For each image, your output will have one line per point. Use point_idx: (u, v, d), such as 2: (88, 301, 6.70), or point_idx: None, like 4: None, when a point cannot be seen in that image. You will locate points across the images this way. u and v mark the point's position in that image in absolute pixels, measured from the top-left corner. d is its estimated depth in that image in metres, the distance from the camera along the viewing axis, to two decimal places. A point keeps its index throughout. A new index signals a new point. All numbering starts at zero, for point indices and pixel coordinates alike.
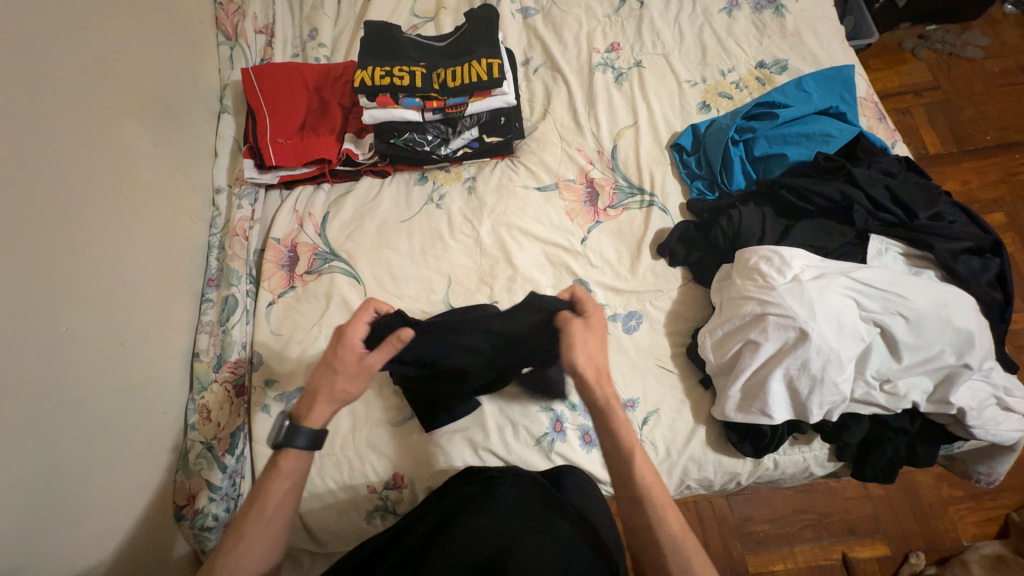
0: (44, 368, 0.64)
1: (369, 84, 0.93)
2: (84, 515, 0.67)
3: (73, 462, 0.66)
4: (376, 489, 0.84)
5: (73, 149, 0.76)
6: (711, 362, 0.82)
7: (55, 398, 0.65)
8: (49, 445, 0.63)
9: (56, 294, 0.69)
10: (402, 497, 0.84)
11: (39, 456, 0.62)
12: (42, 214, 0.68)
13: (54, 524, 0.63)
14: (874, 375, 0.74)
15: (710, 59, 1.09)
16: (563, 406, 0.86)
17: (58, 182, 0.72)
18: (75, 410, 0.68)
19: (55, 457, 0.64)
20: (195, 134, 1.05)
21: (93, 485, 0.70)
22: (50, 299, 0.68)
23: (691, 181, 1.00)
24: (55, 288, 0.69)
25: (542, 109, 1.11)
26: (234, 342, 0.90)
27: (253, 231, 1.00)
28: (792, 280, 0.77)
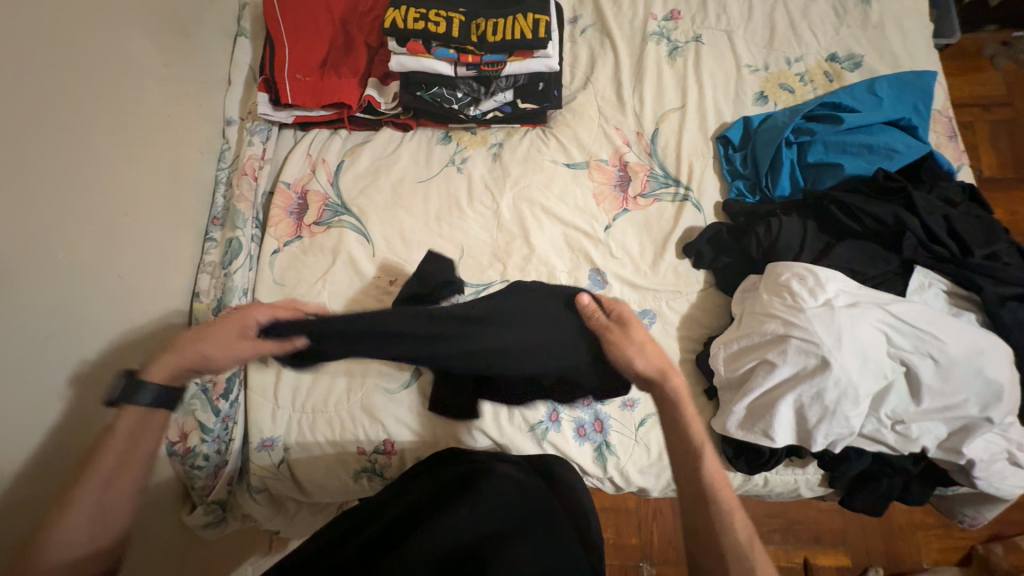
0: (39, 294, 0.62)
1: (400, 26, 0.85)
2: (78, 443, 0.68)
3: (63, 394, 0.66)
4: (365, 450, 0.84)
5: (70, 61, 0.70)
6: (721, 375, 0.79)
7: (50, 327, 0.64)
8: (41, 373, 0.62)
9: (52, 219, 0.65)
10: (391, 463, 0.85)
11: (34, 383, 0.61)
12: (38, 133, 0.64)
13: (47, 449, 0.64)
14: (888, 414, 0.71)
15: (778, 43, 0.98)
16: None
17: (52, 98, 0.66)
18: (67, 341, 0.67)
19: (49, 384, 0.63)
20: (209, 57, 0.98)
21: None
22: (47, 226, 0.65)
23: (731, 179, 0.93)
24: (49, 213, 0.65)
25: (583, 77, 1.02)
26: (235, 288, 0.86)
27: (264, 171, 0.95)
28: (823, 304, 0.73)
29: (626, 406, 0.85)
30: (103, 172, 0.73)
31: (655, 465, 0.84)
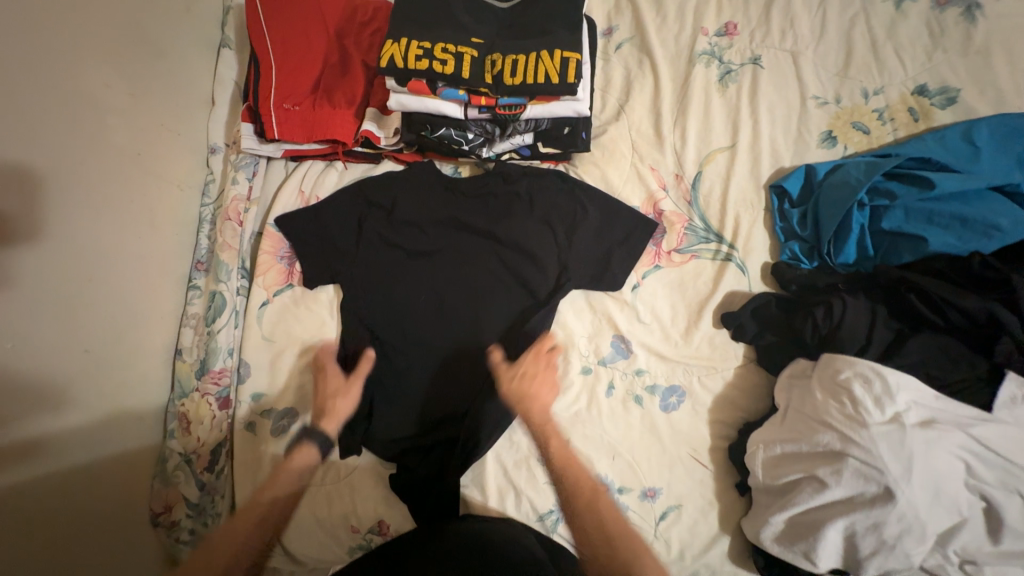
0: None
1: (399, 65, 0.70)
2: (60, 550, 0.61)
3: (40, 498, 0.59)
4: (359, 528, 0.78)
5: (20, 105, 0.58)
6: (758, 479, 0.70)
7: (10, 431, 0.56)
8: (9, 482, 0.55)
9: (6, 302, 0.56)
10: None
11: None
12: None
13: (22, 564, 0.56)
14: (956, 551, 0.61)
15: (854, 70, 0.82)
16: None
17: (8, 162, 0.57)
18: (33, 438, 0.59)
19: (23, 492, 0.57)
20: (187, 76, 0.86)
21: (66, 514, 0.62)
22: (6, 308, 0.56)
23: (785, 239, 0.79)
24: (11, 296, 0.56)
25: (616, 104, 0.87)
26: (219, 349, 0.79)
27: (250, 214, 0.84)
28: (892, 420, 0.61)
29: (646, 496, 0.77)
30: (66, 235, 0.64)
31: (676, 563, 0.76)
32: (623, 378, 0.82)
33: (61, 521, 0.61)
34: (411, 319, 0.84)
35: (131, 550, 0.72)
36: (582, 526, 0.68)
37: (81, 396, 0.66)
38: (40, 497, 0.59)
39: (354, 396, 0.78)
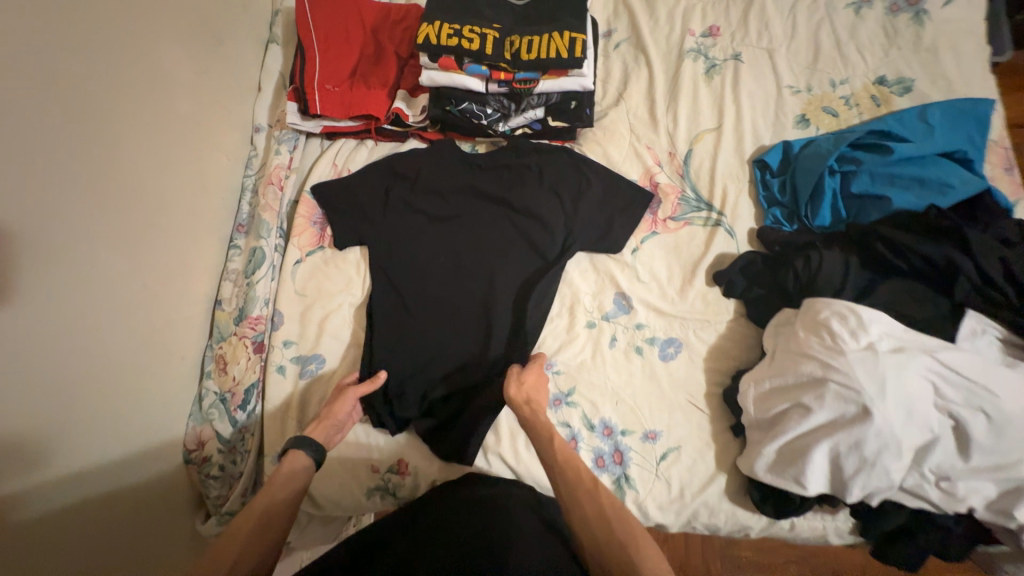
0: (61, 308, 0.62)
1: (433, 42, 0.82)
2: (100, 458, 0.68)
3: (83, 407, 0.65)
4: (378, 469, 0.84)
5: (104, 68, 0.70)
6: (750, 414, 0.76)
7: (72, 337, 0.64)
8: (61, 385, 0.62)
9: (75, 228, 0.65)
10: (403, 483, 0.84)
11: (48, 397, 0.61)
12: (71, 146, 0.65)
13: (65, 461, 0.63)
14: (932, 469, 0.66)
15: (822, 64, 0.94)
16: (581, 425, 0.84)
17: (90, 112, 0.67)
18: (87, 350, 0.66)
19: (73, 397, 0.64)
20: (240, 64, 0.98)
21: (102, 426, 0.69)
22: (78, 233, 0.65)
23: (767, 206, 0.89)
24: (79, 225, 0.65)
25: (615, 93, 0.99)
26: (257, 298, 0.86)
27: (290, 180, 0.94)
28: (866, 348, 0.69)
29: (647, 438, 0.83)
30: (131, 182, 0.73)
31: (676, 501, 0.80)
32: (624, 332, 0.89)
33: (99, 433, 0.68)
34: (432, 277, 0.92)
35: (161, 478, 0.79)
36: (581, 515, 0.63)
37: (127, 326, 0.73)
38: (86, 523, 0.65)
39: (350, 405, 0.81)
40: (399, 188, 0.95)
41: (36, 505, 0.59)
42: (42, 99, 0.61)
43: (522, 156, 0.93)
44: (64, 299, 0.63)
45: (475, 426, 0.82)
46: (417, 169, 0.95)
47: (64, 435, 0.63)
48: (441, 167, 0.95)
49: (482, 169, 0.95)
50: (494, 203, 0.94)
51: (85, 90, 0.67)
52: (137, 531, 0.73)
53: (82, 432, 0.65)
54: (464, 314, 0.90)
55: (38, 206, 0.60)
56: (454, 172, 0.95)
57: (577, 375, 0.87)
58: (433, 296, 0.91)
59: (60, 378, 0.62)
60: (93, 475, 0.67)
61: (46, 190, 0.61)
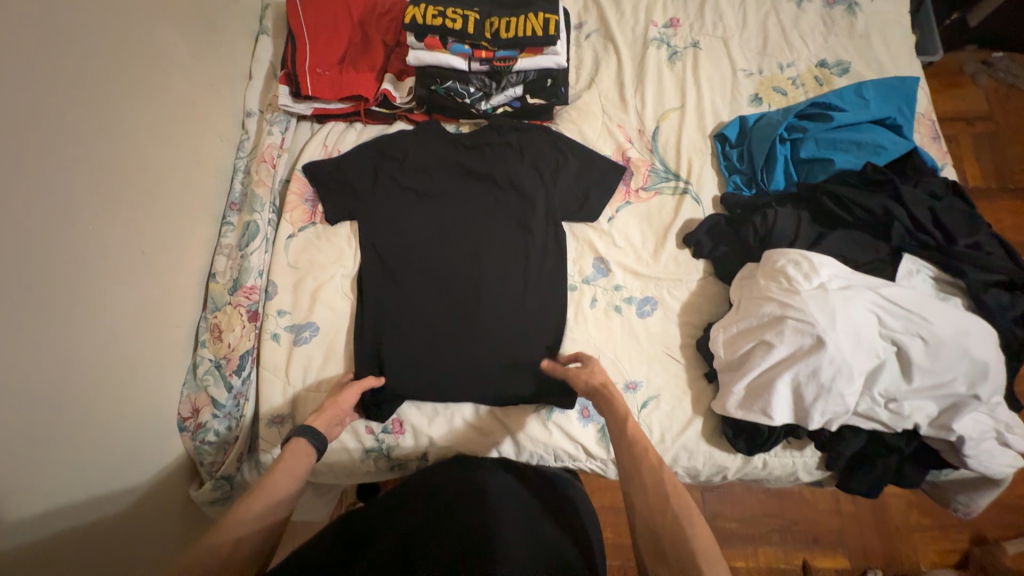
0: (65, 262, 0.65)
1: (420, 22, 0.89)
2: (99, 414, 0.69)
3: (83, 361, 0.67)
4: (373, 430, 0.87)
5: (106, 42, 0.73)
6: (721, 357, 0.82)
7: (74, 291, 0.66)
8: (66, 336, 0.64)
9: (79, 187, 0.67)
10: (398, 444, 0.88)
11: (51, 347, 0.62)
12: (77, 111, 0.68)
13: (65, 412, 0.64)
14: (881, 393, 0.74)
15: (771, 50, 1.05)
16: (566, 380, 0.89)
17: (93, 80, 0.71)
18: (88, 306, 0.68)
19: (76, 350, 0.66)
20: (232, 53, 1.03)
21: (101, 383, 0.69)
22: (81, 192, 0.68)
23: (729, 174, 0.97)
24: (83, 185, 0.68)
25: (587, 78, 1.07)
26: (251, 268, 0.89)
27: (282, 159, 0.99)
28: (818, 287, 0.77)
29: (628, 389, 0.89)
30: (131, 150, 0.77)
31: (657, 446, 0.86)
32: (603, 293, 0.95)
33: (101, 388, 0.69)
34: (421, 250, 0.95)
35: (156, 443, 0.79)
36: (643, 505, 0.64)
37: (126, 288, 0.74)
38: (78, 472, 0.66)
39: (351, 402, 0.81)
40: (387, 164, 0.98)
41: (33, 451, 0.60)
42: (50, 62, 0.64)
43: (504, 132, 0.99)
44: (68, 255, 0.65)
45: (461, 384, 0.88)
46: (403, 148, 0.99)
47: (65, 386, 0.64)
48: (426, 143, 0.99)
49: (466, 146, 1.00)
50: (478, 178, 0.98)
51: (89, 60, 0.70)
52: (127, 492, 0.74)
53: (84, 384, 0.67)
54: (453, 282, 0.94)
55: (43, 161, 0.63)
56: (438, 148, 0.99)
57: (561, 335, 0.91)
58: (424, 266, 0.94)
59: (65, 329, 0.64)
60: (91, 429, 0.68)
61: (54, 147, 0.64)
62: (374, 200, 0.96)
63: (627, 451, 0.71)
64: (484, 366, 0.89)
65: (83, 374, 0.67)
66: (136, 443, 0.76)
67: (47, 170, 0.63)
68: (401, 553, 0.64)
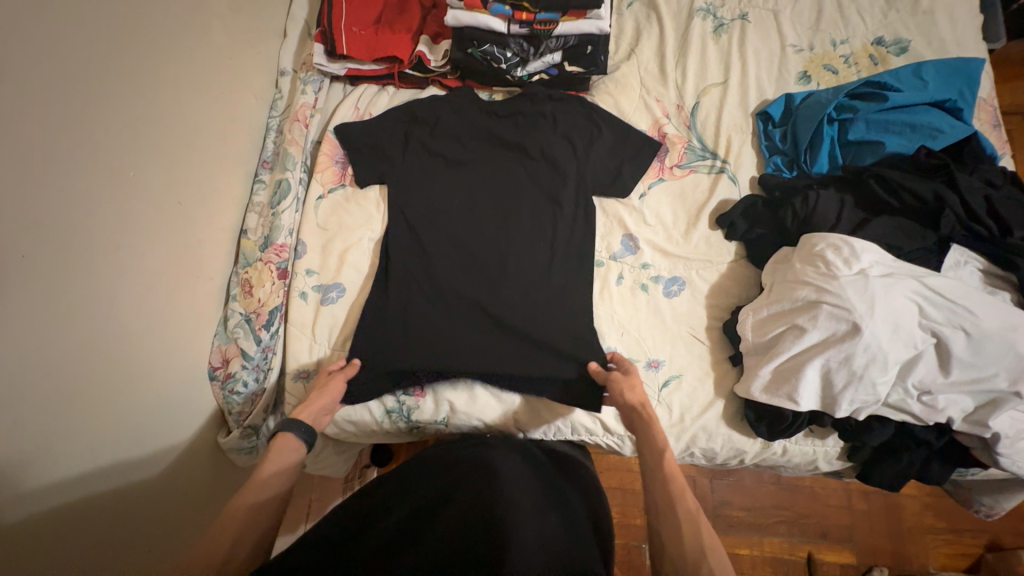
0: (102, 203, 0.66)
1: None
2: (135, 356, 0.72)
3: (121, 304, 0.69)
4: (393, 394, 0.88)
5: None
6: (748, 340, 0.81)
7: (112, 235, 0.68)
8: (103, 276, 0.66)
9: (117, 133, 0.68)
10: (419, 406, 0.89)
11: (90, 287, 0.64)
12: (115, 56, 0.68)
13: (102, 353, 0.66)
14: (915, 384, 0.72)
15: (825, 25, 0.99)
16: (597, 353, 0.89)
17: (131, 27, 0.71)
18: (126, 252, 0.70)
19: (112, 291, 0.68)
20: (268, 10, 1.02)
21: (137, 327, 0.72)
22: (120, 140, 0.69)
23: (769, 154, 0.94)
24: (119, 130, 0.69)
25: (626, 49, 1.04)
26: (282, 227, 0.90)
27: (314, 120, 0.98)
28: (858, 273, 0.74)
29: (650, 367, 0.88)
30: (166, 99, 0.77)
31: (676, 425, 0.85)
32: (630, 271, 0.94)
33: (136, 330, 0.72)
34: (448, 218, 0.95)
35: (189, 388, 0.82)
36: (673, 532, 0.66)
37: (162, 237, 0.76)
38: (116, 411, 0.69)
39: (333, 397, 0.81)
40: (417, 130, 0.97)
41: (74, 383, 0.63)
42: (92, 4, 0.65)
43: (539, 101, 0.97)
44: (104, 196, 0.67)
45: (481, 354, 0.88)
46: (433, 114, 0.97)
47: (102, 326, 0.66)
48: (458, 109, 0.97)
49: (500, 114, 0.98)
50: (510, 149, 0.97)
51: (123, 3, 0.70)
52: (159, 431, 0.77)
53: (120, 324, 0.69)
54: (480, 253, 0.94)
55: (82, 102, 0.64)
56: (471, 116, 0.97)
57: (583, 311, 0.90)
58: (450, 234, 0.94)
59: (101, 270, 0.66)
60: (126, 369, 0.70)
61: (92, 89, 0.65)
62: (405, 169, 0.96)
63: (663, 484, 0.71)
64: (506, 336, 0.89)
65: (118, 315, 0.69)
66: (170, 387, 0.79)
67: (88, 113, 0.64)
68: (414, 521, 0.66)
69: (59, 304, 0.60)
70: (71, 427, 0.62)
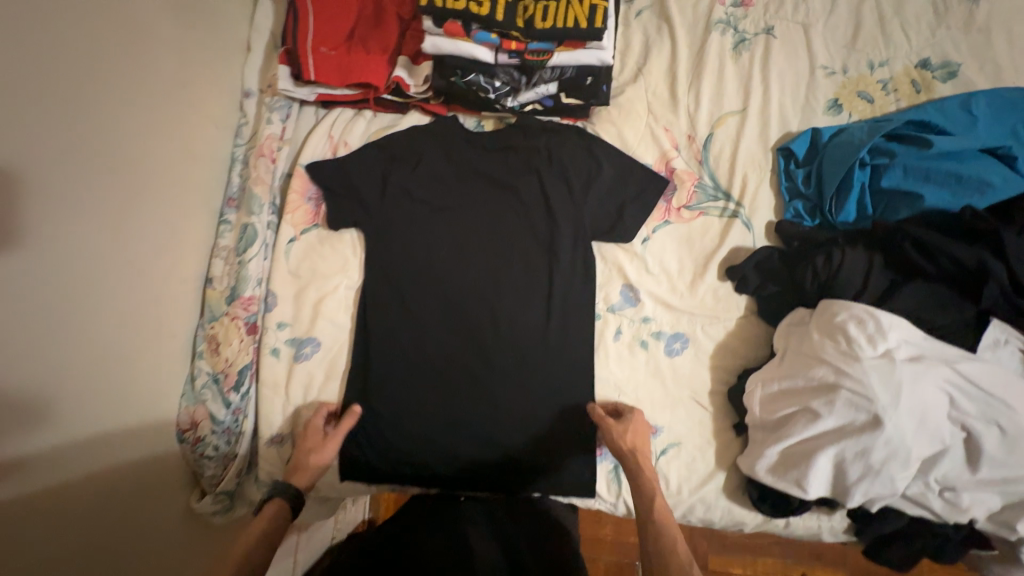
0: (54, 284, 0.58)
1: (438, 4, 0.75)
2: (92, 449, 0.64)
3: (71, 398, 0.61)
4: (366, 463, 0.83)
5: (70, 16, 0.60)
6: (755, 415, 0.74)
7: (57, 325, 0.58)
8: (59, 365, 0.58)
9: (59, 203, 0.58)
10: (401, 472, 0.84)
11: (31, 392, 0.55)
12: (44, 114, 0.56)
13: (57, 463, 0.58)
14: (937, 479, 0.65)
15: (862, 43, 0.86)
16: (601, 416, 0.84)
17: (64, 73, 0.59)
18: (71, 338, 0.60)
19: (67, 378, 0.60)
20: (225, 21, 0.89)
21: (91, 418, 0.64)
22: (63, 211, 0.59)
23: (789, 198, 0.84)
24: (61, 197, 0.58)
25: (633, 67, 0.91)
26: (249, 278, 0.82)
27: (282, 152, 0.89)
28: (884, 355, 0.66)
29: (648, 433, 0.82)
30: (118, 147, 0.67)
31: (672, 496, 0.80)
32: (630, 325, 0.86)
33: (88, 421, 0.63)
34: (435, 269, 0.88)
35: (159, 458, 0.75)
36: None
37: (110, 309, 0.66)
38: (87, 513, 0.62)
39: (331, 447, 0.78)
40: (395, 167, 0.89)
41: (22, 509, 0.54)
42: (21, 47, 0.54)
43: (531, 134, 0.88)
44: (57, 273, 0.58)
45: (467, 416, 0.84)
46: (416, 149, 0.90)
47: (53, 430, 0.58)
48: (443, 146, 0.90)
49: (490, 149, 0.89)
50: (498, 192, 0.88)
51: (61, 35, 0.58)
52: (135, 518, 0.70)
53: (75, 417, 0.61)
54: (464, 305, 0.87)
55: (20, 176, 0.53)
56: (456, 153, 0.89)
57: (576, 372, 0.85)
58: (432, 281, 0.88)
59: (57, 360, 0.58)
60: (86, 469, 0.63)
61: (31, 150, 0.55)
62: (384, 213, 0.88)
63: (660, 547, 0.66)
64: (494, 397, 0.84)
65: (74, 401, 0.61)
66: (138, 466, 0.72)
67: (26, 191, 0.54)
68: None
69: (17, 407, 0.53)
70: (42, 534, 0.56)
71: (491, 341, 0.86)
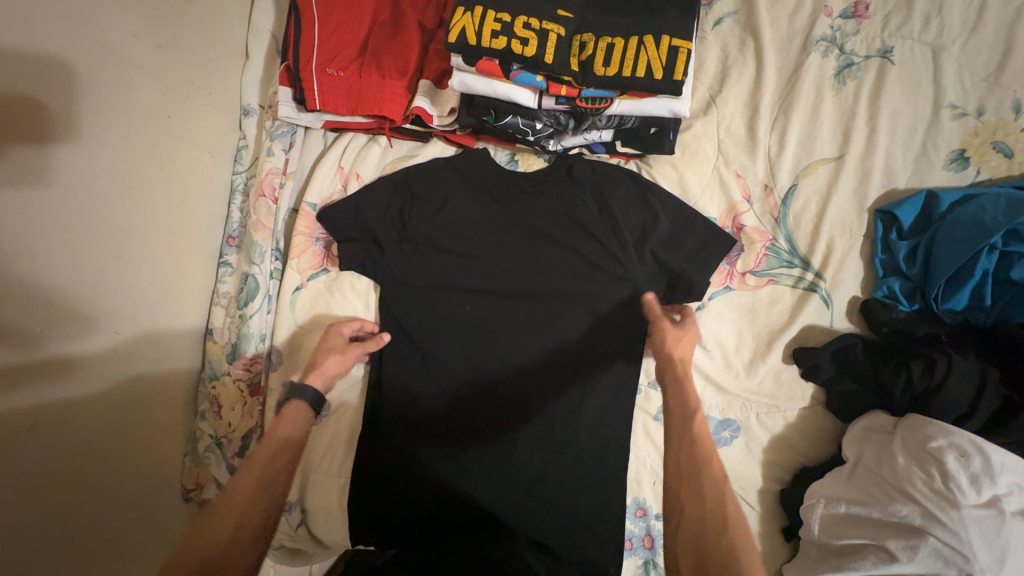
0: (5, 397, 0.48)
1: (471, 41, 0.61)
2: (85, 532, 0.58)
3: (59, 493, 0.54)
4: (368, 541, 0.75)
5: (19, 59, 0.47)
6: (813, 534, 0.64)
7: (28, 435, 0.51)
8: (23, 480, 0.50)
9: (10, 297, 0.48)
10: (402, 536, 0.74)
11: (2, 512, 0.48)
12: None
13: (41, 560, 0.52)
14: None
15: (1009, 76, 0.67)
16: (632, 503, 0.77)
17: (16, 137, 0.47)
18: (49, 439, 0.53)
19: (48, 465, 0.53)
20: (221, 25, 0.75)
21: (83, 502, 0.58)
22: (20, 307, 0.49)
23: (883, 274, 0.70)
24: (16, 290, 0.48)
25: (706, 94, 0.76)
26: (252, 335, 0.75)
27: (285, 190, 0.78)
28: (988, 504, 0.56)
29: None
30: (86, 210, 0.55)
31: None
32: None
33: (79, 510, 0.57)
34: (452, 329, 0.76)
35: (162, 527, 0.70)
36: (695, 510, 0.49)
37: (96, 390, 0.59)
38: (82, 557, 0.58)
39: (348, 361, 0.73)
40: (411, 205, 0.76)
41: None
42: None
43: (576, 177, 0.74)
44: (7, 385, 0.48)
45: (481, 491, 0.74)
46: (439, 184, 0.77)
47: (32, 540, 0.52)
48: (470, 184, 0.76)
49: (526, 191, 0.76)
50: (534, 246, 0.75)
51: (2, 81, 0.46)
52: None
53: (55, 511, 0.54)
54: (487, 369, 0.76)
55: None
56: (485, 194, 0.76)
57: (608, 457, 0.75)
58: (452, 338, 0.76)
59: (21, 472, 0.50)
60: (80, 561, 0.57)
61: None
62: (397, 261, 0.76)
63: (688, 447, 0.54)
64: (511, 477, 0.74)
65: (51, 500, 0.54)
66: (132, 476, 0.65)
67: None
68: None
69: None
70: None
71: (516, 415, 0.75)
